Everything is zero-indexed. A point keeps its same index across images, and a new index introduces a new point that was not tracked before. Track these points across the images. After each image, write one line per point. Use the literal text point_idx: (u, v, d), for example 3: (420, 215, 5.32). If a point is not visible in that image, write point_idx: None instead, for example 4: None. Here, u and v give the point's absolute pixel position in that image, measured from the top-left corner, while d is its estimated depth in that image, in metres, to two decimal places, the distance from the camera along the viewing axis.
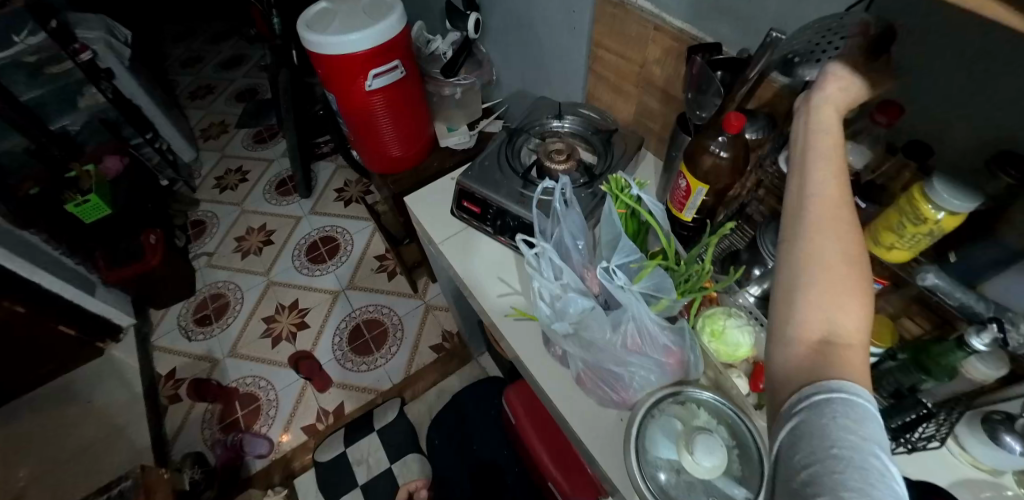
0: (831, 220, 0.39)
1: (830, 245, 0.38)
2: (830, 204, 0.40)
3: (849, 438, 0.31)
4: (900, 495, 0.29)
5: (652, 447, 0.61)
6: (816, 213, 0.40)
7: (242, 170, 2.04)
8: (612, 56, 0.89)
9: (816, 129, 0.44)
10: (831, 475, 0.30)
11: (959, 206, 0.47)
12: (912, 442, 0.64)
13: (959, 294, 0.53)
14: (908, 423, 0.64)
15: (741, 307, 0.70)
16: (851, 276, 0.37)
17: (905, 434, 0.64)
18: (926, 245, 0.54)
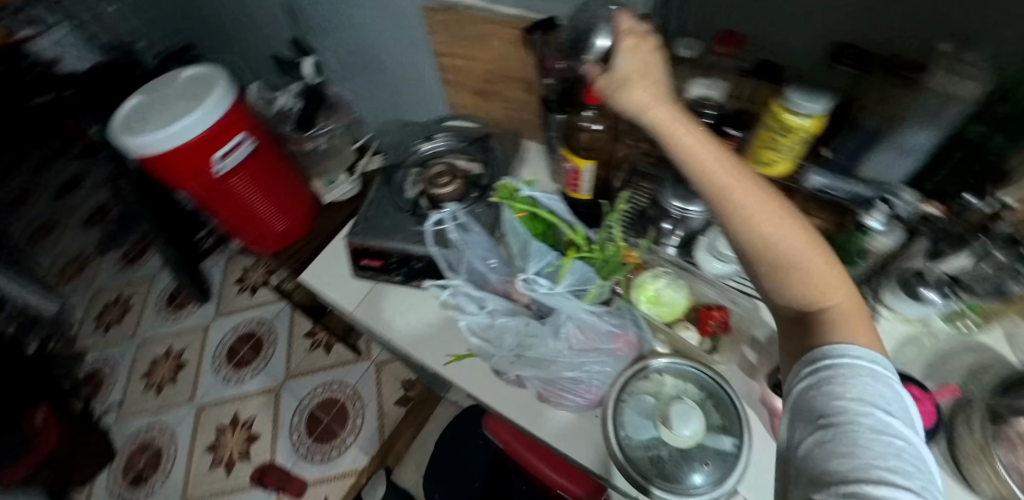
0: (749, 196, 0.39)
1: (742, 206, 0.39)
2: (715, 175, 0.40)
3: (840, 403, 0.29)
4: (901, 450, 0.26)
5: (631, 434, 0.58)
6: (727, 199, 0.39)
7: (123, 299, 1.79)
8: (459, 61, 0.85)
9: (646, 121, 0.43)
10: (824, 446, 0.28)
11: (814, 108, 0.51)
12: None
13: (842, 185, 0.58)
14: None
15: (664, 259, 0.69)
16: (790, 236, 0.38)
17: None
18: (801, 151, 0.57)
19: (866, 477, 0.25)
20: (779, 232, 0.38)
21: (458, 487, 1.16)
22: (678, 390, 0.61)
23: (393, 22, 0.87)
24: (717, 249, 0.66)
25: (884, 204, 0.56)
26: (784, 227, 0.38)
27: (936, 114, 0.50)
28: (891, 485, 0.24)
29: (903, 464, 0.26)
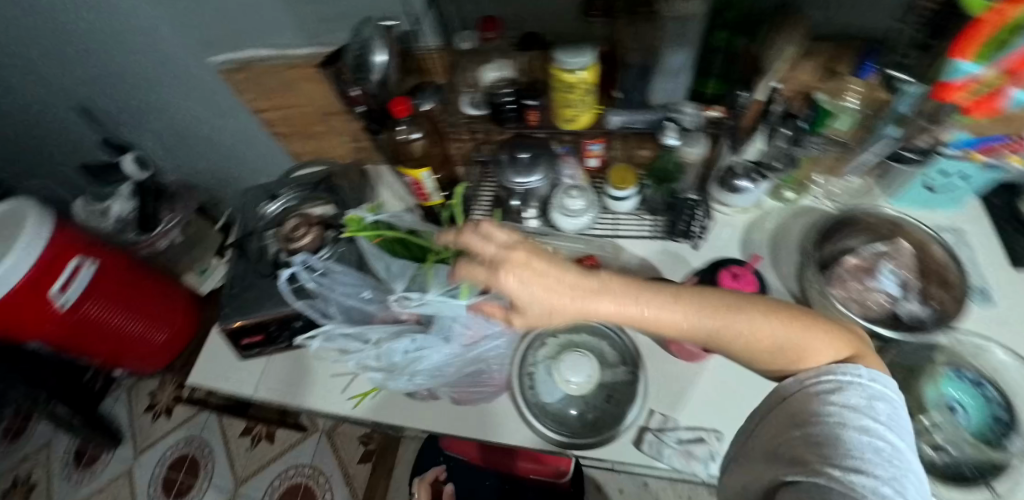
0: (684, 311, 0.40)
1: (738, 329, 0.39)
2: (695, 326, 0.40)
3: (831, 406, 0.34)
4: (877, 445, 0.31)
5: (544, 399, 0.65)
6: (668, 324, 0.40)
7: (18, 480, 1.55)
8: (276, 112, 0.82)
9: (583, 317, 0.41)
10: (814, 430, 0.33)
11: (580, 63, 0.57)
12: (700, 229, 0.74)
13: (639, 116, 0.63)
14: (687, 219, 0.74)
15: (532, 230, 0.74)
16: (789, 327, 0.39)
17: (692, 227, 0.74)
18: (593, 102, 0.63)
19: (845, 461, 0.30)
20: (742, 333, 0.39)
21: None
22: (579, 345, 0.68)
23: (192, 89, 0.82)
24: (566, 207, 0.72)
25: (673, 123, 0.62)
26: (727, 316, 0.39)
27: (685, 32, 0.57)
28: (859, 471, 0.30)
29: (881, 460, 0.30)
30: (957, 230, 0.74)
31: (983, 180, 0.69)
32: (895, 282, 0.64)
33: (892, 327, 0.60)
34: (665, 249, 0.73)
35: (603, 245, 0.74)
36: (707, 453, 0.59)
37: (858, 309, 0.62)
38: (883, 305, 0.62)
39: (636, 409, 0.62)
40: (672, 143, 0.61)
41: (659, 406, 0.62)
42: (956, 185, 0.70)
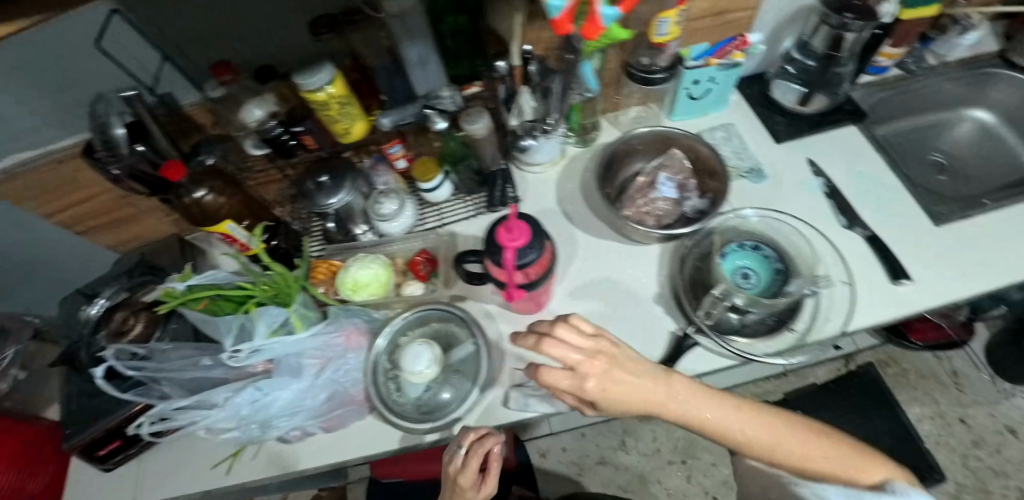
0: (719, 413, 0.48)
1: (797, 442, 0.48)
2: (758, 434, 0.48)
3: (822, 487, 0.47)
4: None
5: (412, 394, 0.66)
6: (708, 420, 0.48)
7: None
8: (67, 214, 0.78)
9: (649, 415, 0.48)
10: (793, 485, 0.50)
11: (320, 81, 0.59)
12: (512, 193, 0.81)
13: (405, 113, 0.66)
14: (503, 187, 0.80)
15: (365, 243, 0.79)
16: (877, 467, 0.49)
17: (508, 193, 0.80)
18: (356, 110, 0.66)
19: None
20: (807, 449, 0.48)
21: None
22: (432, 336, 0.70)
23: None
24: (382, 214, 0.75)
25: (433, 110, 0.65)
26: (779, 429, 0.49)
27: (414, 26, 0.60)
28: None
29: None
30: (728, 125, 0.85)
31: (726, 78, 0.80)
32: (672, 189, 0.71)
33: (687, 224, 0.69)
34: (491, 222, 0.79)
35: (434, 236, 0.79)
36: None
37: (655, 220, 0.70)
38: (673, 210, 0.70)
39: (501, 372, 0.69)
40: (442, 126, 0.65)
41: (520, 363, 0.69)
42: (707, 89, 0.81)
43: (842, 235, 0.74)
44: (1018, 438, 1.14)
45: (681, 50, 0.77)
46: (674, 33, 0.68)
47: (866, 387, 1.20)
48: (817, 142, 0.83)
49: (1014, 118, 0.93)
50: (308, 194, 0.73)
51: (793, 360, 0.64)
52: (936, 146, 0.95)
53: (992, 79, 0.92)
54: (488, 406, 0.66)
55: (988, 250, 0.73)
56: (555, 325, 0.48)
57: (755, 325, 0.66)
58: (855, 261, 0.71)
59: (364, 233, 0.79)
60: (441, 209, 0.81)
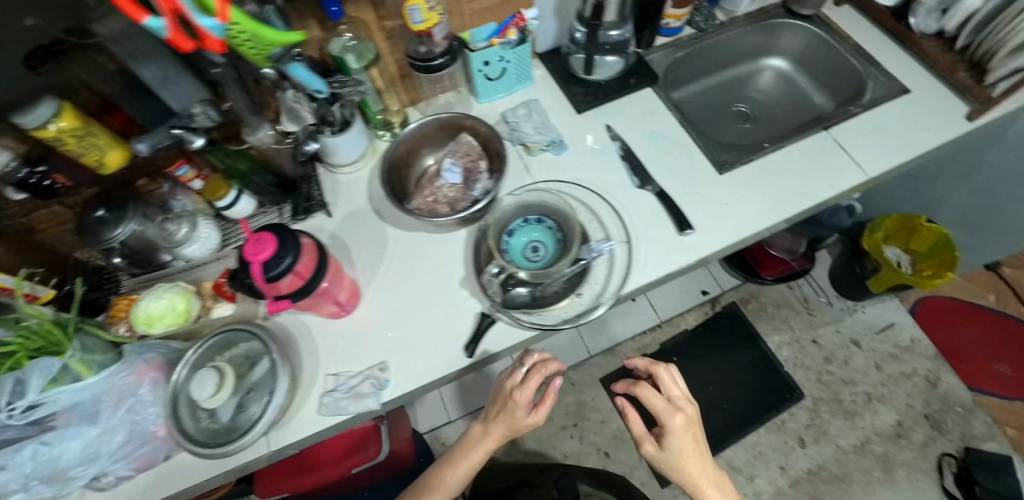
0: (698, 472, 0.66)
1: None
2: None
3: None
4: None
5: (224, 416, 0.66)
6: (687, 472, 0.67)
7: None
8: None
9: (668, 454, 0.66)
10: None
11: (42, 116, 0.55)
12: (319, 197, 0.81)
13: (160, 135, 0.64)
14: (308, 193, 0.81)
15: (172, 273, 0.77)
16: None
17: (313, 198, 0.81)
18: (104, 138, 0.63)
19: None
20: None
21: None
22: (242, 355, 0.69)
23: None
24: (175, 239, 0.75)
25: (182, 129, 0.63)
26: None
27: (137, 45, 0.58)
28: None
29: None
30: (533, 100, 0.87)
31: (517, 56, 0.82)
32: (457, 175, 0.72)
33: (475, 206, 0.70)
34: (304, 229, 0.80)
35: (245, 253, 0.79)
36: (373, 387, 0.67)
37: (445, 207, 0.71)
38: (462, 195, 0.71)
39: (317, 381, 0.70)
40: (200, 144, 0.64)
41: (334, 368, 0.70)
42: (502, 68, 0.83)
43: (633, 196, 0.77)
44: (861, 348, 1.28)
45: (463, 34, 0.79)
46: (431, 20, 0.68)
47: (732, 324, 1.33)
48: (616, 107, 0.85)
49: (803, 63, 1.01)
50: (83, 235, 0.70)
51: (582, 323, 0.67)
52: (738, 99, 1.02)
53: (780, 29, 0.98)
54: (299, 416, 0.68)
55: (766, 191, 0.78)
56: (664, 371, 0.68)
57: (552, 294, 0.69)
58: (643, 220, 0.75)
59: (171, 266, 0.78)
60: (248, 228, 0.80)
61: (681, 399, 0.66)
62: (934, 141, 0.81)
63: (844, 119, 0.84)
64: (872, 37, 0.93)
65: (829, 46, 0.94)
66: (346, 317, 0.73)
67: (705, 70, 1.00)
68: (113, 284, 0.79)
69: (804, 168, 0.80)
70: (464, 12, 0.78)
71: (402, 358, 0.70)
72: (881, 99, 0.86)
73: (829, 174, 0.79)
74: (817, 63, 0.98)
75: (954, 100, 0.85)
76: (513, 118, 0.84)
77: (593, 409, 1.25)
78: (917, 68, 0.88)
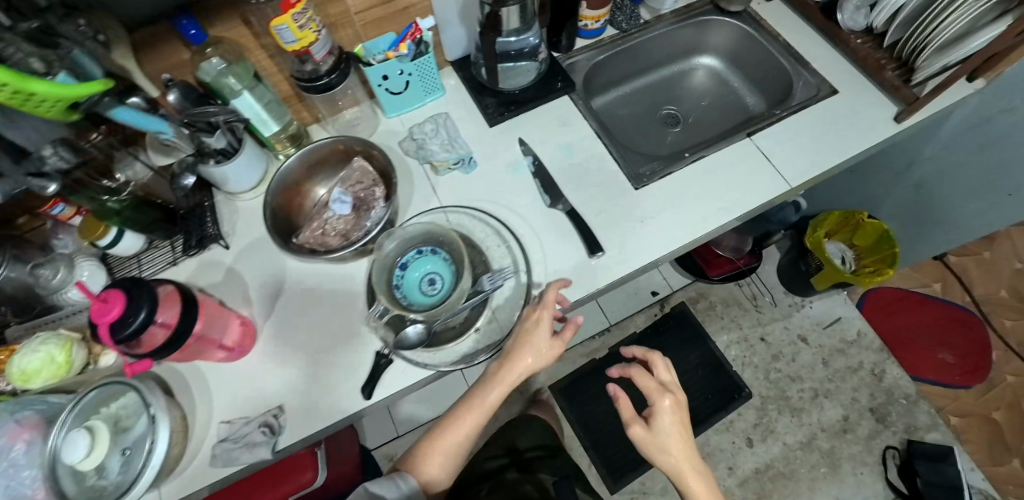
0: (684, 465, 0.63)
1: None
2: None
3: None
4: None
5: (105, 479, 0.61)
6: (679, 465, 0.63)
7: None
8: None
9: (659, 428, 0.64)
10: None
11: None
12: (216, 229, 0.77)
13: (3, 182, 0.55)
14: (203, 224, 0.76)
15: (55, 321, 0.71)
16: None
17: (210, 229, 0.77)
18: None
19: None
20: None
21: None
22: (122, 408, 0.65)
23: None
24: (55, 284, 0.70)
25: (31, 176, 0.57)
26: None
27: None
28: None
29: None
30: (444, 114, 0.81)
31: (420, 68, 0.77)
32: (348, 204, 0.66)
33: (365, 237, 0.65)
34: (201, 263, 0.76)
35: None
36: (266, 434, 0.64)
37: (336, 239, 0.66)
38: (354, 226, 0.67)
39: (211, 428, 0.66)
40: (56, 190, 0.56)
41: (228, 414, 0.67)
42: (405, 81, 0.77)
43: (543, 216, 0.73)
44: (809, 345, 1.28)
45: (355, 48, 0.73)
46: (305, 38, 0.62)
47: (682, 324, 1.31)
48: (530, 118, 0.81)
49: (735, 61, 0.97)
50: None
51: (473, 364, 0.63)
52: (669, 101, 0.99)
53: (709, 27, 0.94)
54: (189, 469, 0.64)
55: (684, 206, 0.74)
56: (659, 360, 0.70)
57: (448, 331, 0.65)
58: (552, 241, 0.71)
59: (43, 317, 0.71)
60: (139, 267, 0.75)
61: (665, 374, 0.69)
62: (859, 146, 0.78)
63: (769, 123, 0.80)
64: (803, 33, 0.88)
65: (758, 44, 0.90)
66: (243, 358, 0.70)
67: (633, 72, 0.96)
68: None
69: (725, 179, 0.75)
70: (356, 23, 0.72)
71: (299, 401, 0.67)
72: (808, 101, 0.82)
73: (751, 185, 0.75)
74: (748, 61, 0.94)
75: (882, 100, 0.81)
76: (420, 134, 0.79)
77: None
78: (846, 67, 0.84)
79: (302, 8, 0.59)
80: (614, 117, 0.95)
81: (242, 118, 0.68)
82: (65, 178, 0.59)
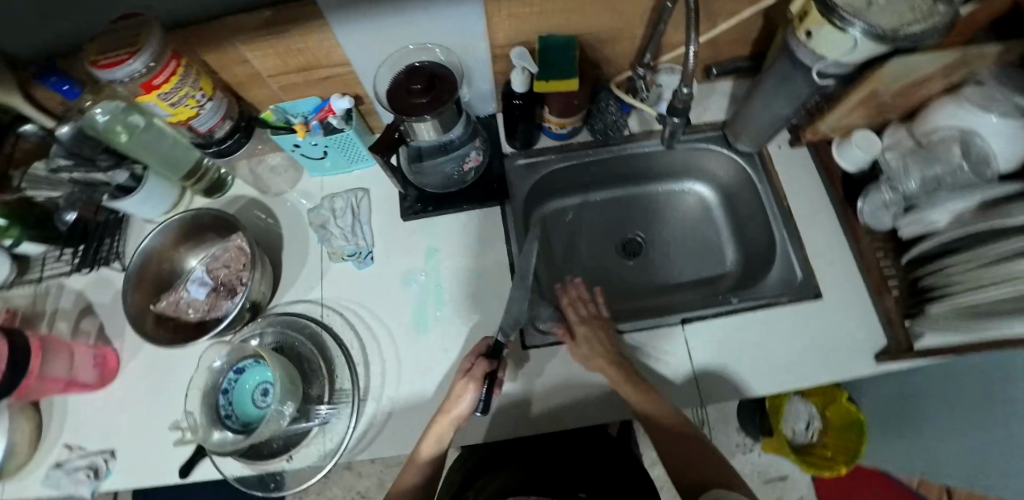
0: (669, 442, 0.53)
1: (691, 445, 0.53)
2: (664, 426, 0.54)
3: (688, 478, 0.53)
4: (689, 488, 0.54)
5: None
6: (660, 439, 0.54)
7: None
8: None
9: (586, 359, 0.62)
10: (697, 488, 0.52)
11: None
12: (115, 251, 0.73)
13: None
14: (105, 241, 0.73)
15: None
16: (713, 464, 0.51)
17: (112, 247, 0.73)
18: None
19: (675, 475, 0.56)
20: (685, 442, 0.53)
21: None
22: None
23: None
24: None
25: None
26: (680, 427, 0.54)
27: None
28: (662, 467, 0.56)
29: None
30: (364, 191, 0.74)
31: (338, 143, 0.68)
32: (206, 287, 0.64)
33: (217, 322, 0.62)
34: (97, 278, 0.73)
35: (39, 290, 0.72)
36: (89, 474, 0.64)
37: (193, 317, 0.63)
38: (213, 309, 0.63)
39: (49, 450, 0.66)
40: None
41: (71, 439, 0.67)
42: (321, 149, 0.68)
43: (418, 348, 0.66)
44: None
45: (263, 111, 0.64)
46: (180, 113, 0.55)
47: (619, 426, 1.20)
48: (448, 225, 0.72)
49: (731, 201, 0.82)
50: None
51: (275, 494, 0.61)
52: (639, 224, 0.85)
53: (709, 158, 0.79)
54: (11, 481, 0.65)
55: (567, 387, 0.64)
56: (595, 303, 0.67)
57: (273, 446, 0.61)
58: (411, 378, 0.64)
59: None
60: (40, 266, 0.73)
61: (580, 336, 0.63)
62: (807, 384, 0.63)
63: (717, 315, 0.67)
64: (813, 205, 0.71)
65: (756, 194, 0.75)
66: (104, 387, 0.69)
67: (604, 181, 0.83)
68: None
69: (627, 371, 0.64)
70: (269, 84, 0.63)
71: (132, 451, 0.65)
72: (783, 300, 0.67)
73: (657, 393, 0.63)
74: (744, 208, 0.79)
75: (869, 332, 0.64)
76: (327, 210, 0.72)
77: None
78: (845, 268, 0.68)
79: (171, 87, 0.51)
80: (568, 227, 0.83)
81: (144, 151, 0.64)
82: None
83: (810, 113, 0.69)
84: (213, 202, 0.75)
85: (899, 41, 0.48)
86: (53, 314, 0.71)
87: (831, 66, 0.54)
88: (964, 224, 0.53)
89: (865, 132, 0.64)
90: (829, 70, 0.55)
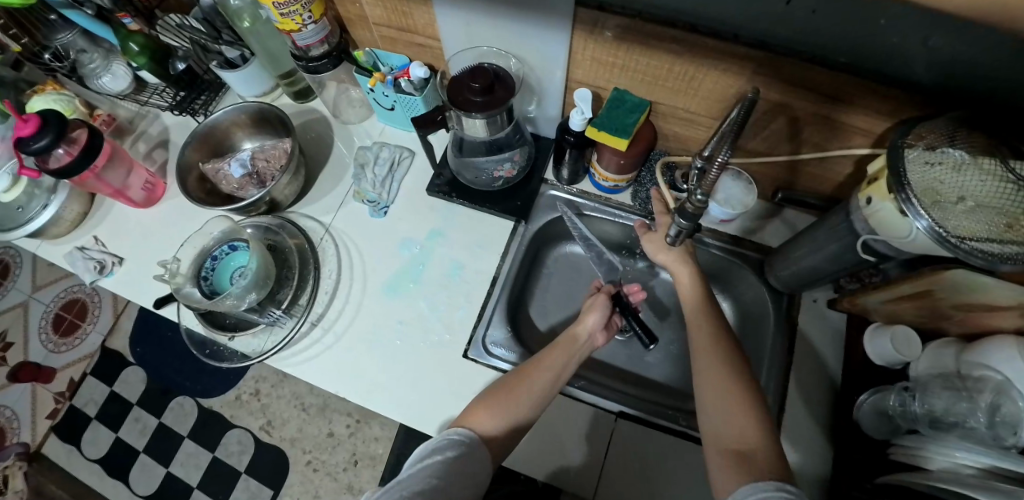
0: (716, 406, 0.48)
1: (724, 385, 0.49)
2: (706, 348, 0.53)
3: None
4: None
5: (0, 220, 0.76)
6: (701, 390, 0.51)
7: None
8: None
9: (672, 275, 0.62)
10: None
11: None
12: (200, 108, 0.84)
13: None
14: (202, 98, 0.84)
15: (100, 88, 0.84)
16: (745, 410, 0.46)
17: (198, 105, 0.84)
18: None
19: None
20: (727, 385, 0.49)
21: (140, 343, 1.35)
22: (27, 189, 0.76)
23: None
24: (103, 73, 0.83)
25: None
26: (716, 356, 0.51)
27: None
28: None
29: None
30: (409, 153, 0.79)
31: (406, 103, 0.72)
32: (244, 170, 0.72)
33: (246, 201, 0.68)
34: (182, 123, 0.86)
35: (143, 112, 0.86)
36: (97, 268, 0.76)
37: (226, 189, 0.72)
38: (241, 189, 0.72)
39: (82, 235, 0.80)
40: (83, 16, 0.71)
41: (102, 234, 0.79)
42: (391, 103, 0.73)
43: (381, 306, 0.69)
44: None
45: (356, 50, 0.70)
46: (285, 24, 0.62)
47: None
48: (460, 215, 0.75)
49: (746, 331, 0.75)
50: (38, 28, 0.78)
51: (203, 357, 0.68)
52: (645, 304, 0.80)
53: (743, 281, 0.75)
54: (50, 242, 0.80)
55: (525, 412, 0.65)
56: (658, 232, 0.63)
57: (230, 323, 0.69)
58: (365, 324, 0.68)
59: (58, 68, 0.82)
60: (149, 94, 0.84)
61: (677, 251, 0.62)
62: None
63: (653, 425, 0.64)
64: (816, 372, 0.66)
65: (767, 335, 0.70)
66: (150, 207, 0.81)
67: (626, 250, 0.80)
68: (59, 79, 0.86)
69: (537, 432, 0.64)
70: (372, 31, 0.71)
71: (134, 268, 0.77)
72: None
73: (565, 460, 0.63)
74: (752, 342, 0.73)
75: None
76: (372, 154, 0.78)
77: (378, 423, 1.23)
78: (813, 453, 0.62)
79: (287, 1, 0.58)
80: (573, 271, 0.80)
81: (257, 41, 0.74)
82: (104, 12, 0.74)
83: (857, 280, 0.63)
84: (296, 105, 0.84)
85: (965, 254, 0.42)
86: (141, 135, 0.85)
87: (880, 243, 0.50)
88: (949, 479, 0.45)
89: (905, 330, 0.58)
90: (877, 246, 0.51)
